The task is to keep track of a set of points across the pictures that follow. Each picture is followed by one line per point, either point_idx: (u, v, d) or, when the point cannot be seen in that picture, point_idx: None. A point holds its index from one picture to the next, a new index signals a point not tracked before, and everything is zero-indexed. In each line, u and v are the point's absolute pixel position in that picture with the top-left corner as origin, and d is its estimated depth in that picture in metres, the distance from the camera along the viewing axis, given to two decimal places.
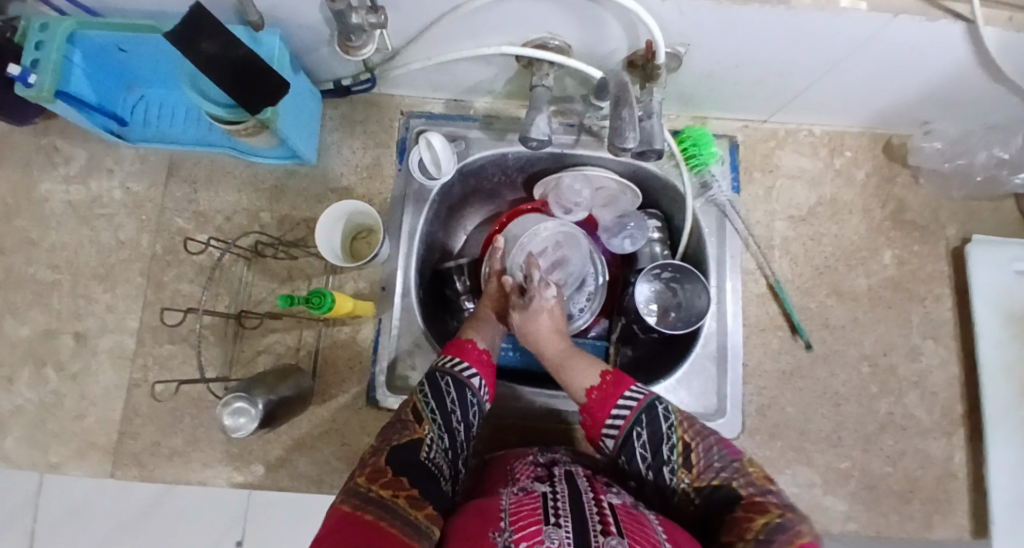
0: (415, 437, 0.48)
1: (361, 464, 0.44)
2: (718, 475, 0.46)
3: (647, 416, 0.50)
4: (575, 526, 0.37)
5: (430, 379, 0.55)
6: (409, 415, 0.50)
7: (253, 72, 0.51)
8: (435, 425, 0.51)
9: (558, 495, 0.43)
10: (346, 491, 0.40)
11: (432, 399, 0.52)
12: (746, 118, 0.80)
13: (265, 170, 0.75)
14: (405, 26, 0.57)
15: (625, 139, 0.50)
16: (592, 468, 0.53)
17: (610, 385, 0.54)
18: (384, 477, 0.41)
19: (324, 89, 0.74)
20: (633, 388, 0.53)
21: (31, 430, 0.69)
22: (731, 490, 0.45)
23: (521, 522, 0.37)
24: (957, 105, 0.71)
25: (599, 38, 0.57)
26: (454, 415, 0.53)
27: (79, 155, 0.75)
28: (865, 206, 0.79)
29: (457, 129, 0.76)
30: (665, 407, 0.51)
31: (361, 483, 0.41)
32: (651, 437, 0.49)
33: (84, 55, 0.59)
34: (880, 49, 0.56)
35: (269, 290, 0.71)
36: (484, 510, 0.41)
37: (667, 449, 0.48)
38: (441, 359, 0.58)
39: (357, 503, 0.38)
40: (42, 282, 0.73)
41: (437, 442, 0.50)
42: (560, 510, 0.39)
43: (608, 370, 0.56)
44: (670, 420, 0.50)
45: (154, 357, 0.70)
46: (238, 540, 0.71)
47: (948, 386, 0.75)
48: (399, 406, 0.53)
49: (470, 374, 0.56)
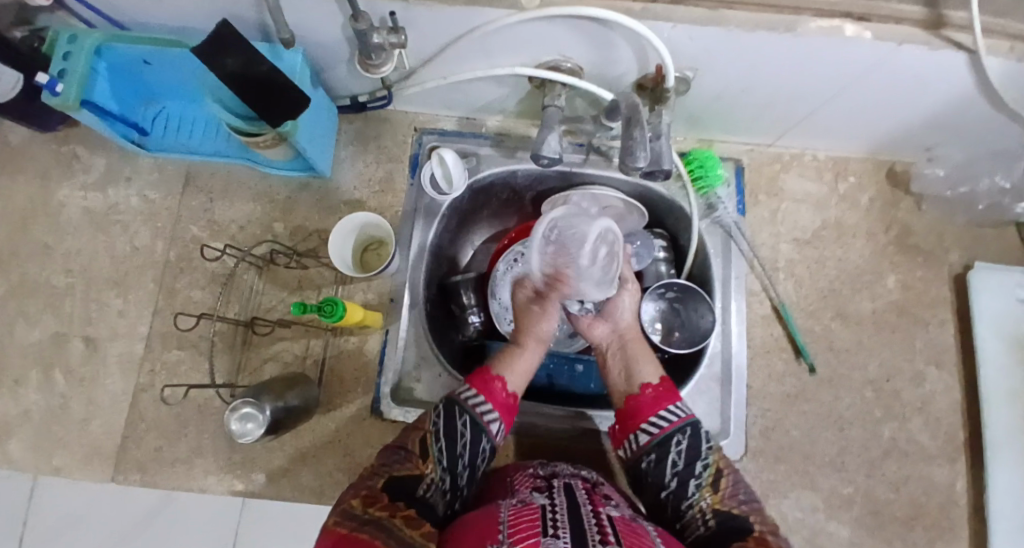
0: (415, 472, 0.49)
1: (356, 487, 0.45)
2: (739, 505, 0.48)
3: (690, 429, 0.54)
4: (575, 536, 0.37)
5: (447, 413, 0.54)
6: (415, 447, 0.52)
7: (274, 87, 0.53)
8: (439, 464, 0.51)
9: (558, 507, 0.43)
10: (340, 513, 0.41)
11: (444, 438, 0.52)
12: (751, 142, 0.82)
13: (280, 182, 0.76)
14: (423, 47, 0.60)
15: (636, 158, 0.50)
16: (593, 482, 0.53)
17: (663, 391, 0.58)
18: (379, 502, 0.42)
19: (341, 105, 0.76)
20: (667, 408, 0.56)
21: (34, 434, 0.69)
22: (747, 518, 0.47)
23: (519, 534, 0.37)
24: (959, 134, 0.73)
25: (610, 61, 0.59)
26: (461, 454, 0.52)
27: (99, 162, 0.77)
28: (869, 231, 0.81)
29: (468, 147, 0.78)
30: (706, 432, 0.55)
31: (355, 505, 0.42)
32: (690, 449, 0.52)
33: (108, 67, 0.61)
34: (886, 75, 0.58)
35: (279, 299, 0.71)
36: (483, 521, 0.41)
37: (700, 467, 0.51)
38: (463, 387, 0.58)
39: (354, 524, 0.39)
40: (55, 287, 0.74)
41: (437, 484, 0.50)
42: (559, 522, 0.39)
43: (649, 384, 0.59)
44: (710, 444, 0.53)
45: (163, 363, 0.70)
46: None
47: (952, 412, 0.75)
48: (409, 431, 0.54)
49: (488, 413, 0.56)
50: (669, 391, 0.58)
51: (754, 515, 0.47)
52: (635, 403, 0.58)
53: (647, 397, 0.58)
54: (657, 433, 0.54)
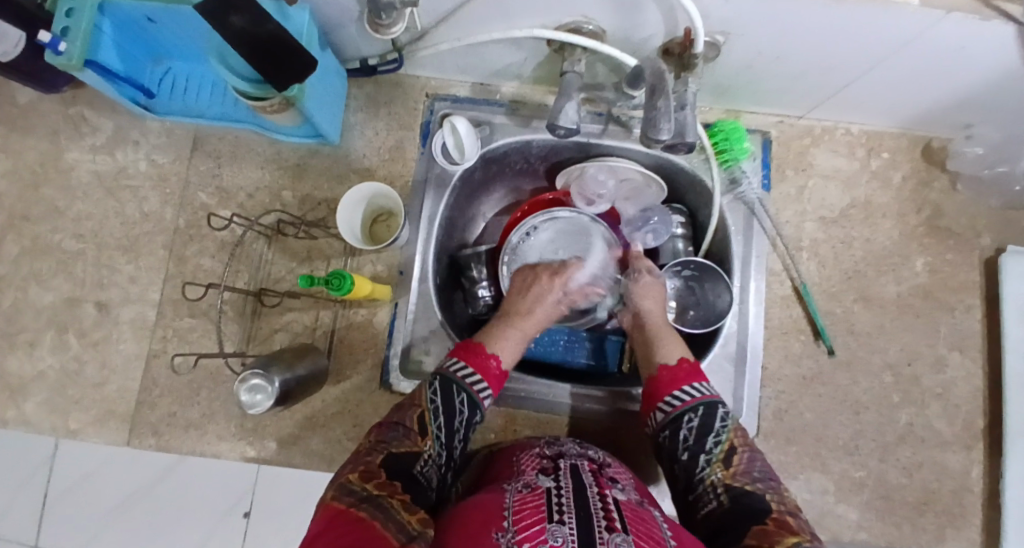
0: (414, 449, 0.50)
1: (354, 462, 0.46)
2: (753, 481, 0.48)
3: (704, 408, 0.55)
4: (581, 523, 0.37)
5: (445, 391, 0.56)
6: (414, 424, 0.53)
7: (283, 48, 0.50)
8: (436, 441, 0.53)
9: (564, 490, 0.42)
10: (338, 488, 0.41)
11: (441, 414, 0.54)
12: (781, 113, 0.77)
13: (288, 149, 0.74)
14: (436, 6, 0.56)
15: (659, 131, 0.47)
16: (599, 463, 0.53)
17: (684, 371, 0.59)
18: (377, 479, 0.43)
19: (350, 68, 0.72)
20: (685, 387, 0.57)
21: (52, 395, 0.71)
22: (761, 493, 0.47)
23: (525, 523, 0.37)
24: (1005, 111, 0.68)
25: (636, 23, 0.55)
26: (459, 430, 0.55)
27: (105, 125, 0.76)
28: (899, 210, 0.77)
29: (482, 114, 0.75)
30: (724, 411, 0.55)
31: (353, 480, 0.42)
32: (701, 426, 0.53)
33: (113, 24, 0.58)
34: (933, 46, 0.53)
35: (288, 269, 0.71)
36: (487, 506, 0.41)
37: (712, 442, 0.52)
38: (447, 361, 0.60)
39: (351, 500, 0.40)
40: (66, 251, 0.74)
41: (435, 459, 0.52)
42: (564, 506, 0.39)
43: (667, 364, 0.60)
44: (726, 422, 0.54)
45: (175, 329, 0.71)
46: (246, 511, 0.71)
47: (972, 400, 0.73)
48: (405, 405, 0.55)
49: (481, 389, 0.58)
50: (690, 371, 0.58)
51: (768, 491, 0.47)
52: (654, 382, 0.59)
53: (665, 377, 0.59)
54: (676, 408, 0.55)
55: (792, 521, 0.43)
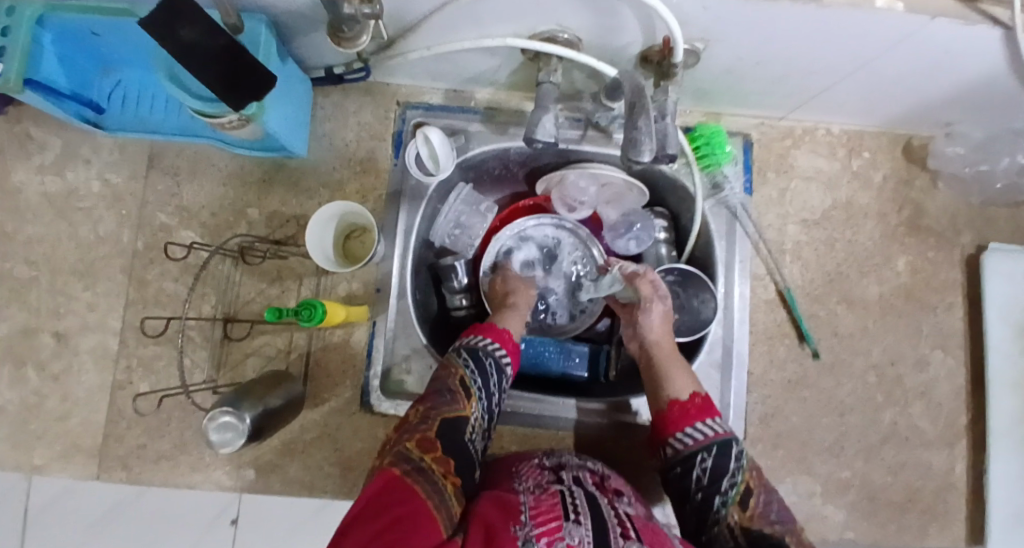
0: (464, 413, 0.49)
1: (410, 431, 0.44)
2: (771, 525, 0.47)
3: (718, 448, 0.52)
4: (597, 526, 0.36)
5: (475, 356, 0.56)
6: (458, 387, 0.51)
7: (237, 65, 0.47)
8: (479, 403, 0.52)
9: (575, 494, 0.41)
10: (397, 454, 0.40)
11: (478, 375, 0.54)
12: (762, 114, 0.76)
13: (253, 163, 0.71)
14: (402, 14, 0.52)
15: (640, 151, 0.46)
16: (601, 475, 0.52)
17: (695, 407, 0.56)
18: (434, 451, 0.42)
19: (315, 76, 0.69)
20: (697, 424, 0.54)
21: (13, 431, 0.67)
22: (782, 538, 0.46)
23: (542, 517, 0.35)
24: (985, 110, 0.67)
25: (612, 31, 0.53)
26: (494, 393, 0.55)
27: (53, 142, 0.71)
28: (881, 210, 0.76)
29: (456, 122, 0.72)
30: (740, 449, 0.52)
31: (411, 449, 0.41)
32: (716, 468, 0.51)
33: (53, 39, 0.54)
34: (919, 49, 0.52)
35: (257, 290, 0.68)
36: (501, 502, 0.39)
37: (727, 484, 0.50)
38: (468, 338, 0.60)
39: (408, 468, 0.38)
40: (18, 279, 0.69)
41: (478, 421, 0.51)
42: (579, 508, 0.38)
43: (678, 400, 0.57)
44: (741, 462, 0.51)
45: (139, 358, 0.67)
46: (232, 520, 0.68)
47: (954, 397, 0.74)
48: (443, 372, 0.53)
49: (503, 356, 0.59)
50: (702, 407, 0.56)
51: (786, 535, 0.46)
52: (663, 418, 0.57)
53: (676, 414, 0.56)
54: (686, 449, 0.53)
55: None
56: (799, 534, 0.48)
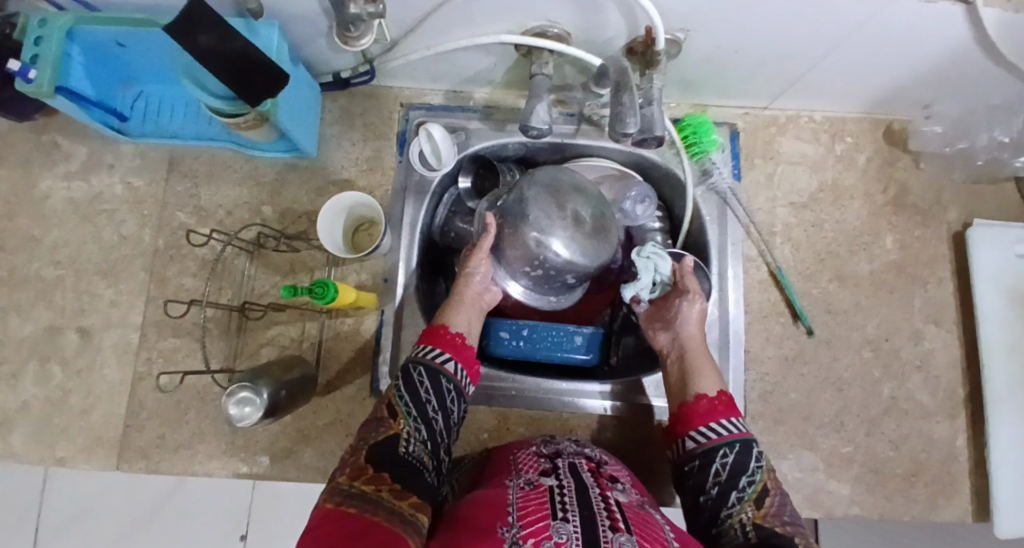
0: (392, 432, 0.50)
1: (341, 466, 0.47)
2: (783, 525, 0.49)
3: (740, 446, 0.54)
4: (584, 519, 0.38)
5: (405, 373, 0.57)
6: (384, 412, 0.53)
7: (252, 66, 0.51)
8: (410, 418, 0.53)
9: (566, 489, 0.43)
10: (329, 491, 0.43)
11: (407, 394, 0.54)
12: (746, 105, 0.80)
13: (266, 164, 0.75)
14: (403, 16, 0.57)
15: (626, 124, 0.49)
16: (596, 462, 0.54)
17: (721, 403, 0.58)
18: (365, 474, 0.45)
19: (323, 81, 0.73)
20: (720, 421, 0.56)
21: (37, 426, 0.69)
22: (792, 538, 0.48)
23: (529, 518, 0.38)
24: (958, 89, 0.71)
25: (599, 25, 0.57)
26: (430, 408, 0.54)
27: (79, 151, 0.75)
28: (866, 191, 0.79)
29: (457, 120, 0.77)
30: (759, 452, 0.55)
31: (343, 481, 0.44)
32: (736, 464, 0.53)
33: (83, 51, 0.59)
34: (881, 29, 0.56)
35: (271, 283, 0.71)
36: (489, 504, 0.41)
37: (745, 481, 0.52)
38: (417, 349, 0.60)
39: (341, 500, 0.42)
40: (45, 279, 0.73)
41: (414, 435, 0.51)
42: (568, 504, 0.40)
43: (705, 394, 0.59)
44: (760, 463, 0.54)
45: (159, 351, 0.70)
46: (243, 536, 0.71)
47: (951, 369, 0.76)
48: (375, 403, 0.55)
49: (447, 361, 0.59)
50: (727, 405, 0.58)
51: (797, 536, 0.48)
52: (687, 410, 0.59)
53: (701, 407, 0.58)
54: (705, 443, 0.55)
55: None
56: (810, 538, 0.49)
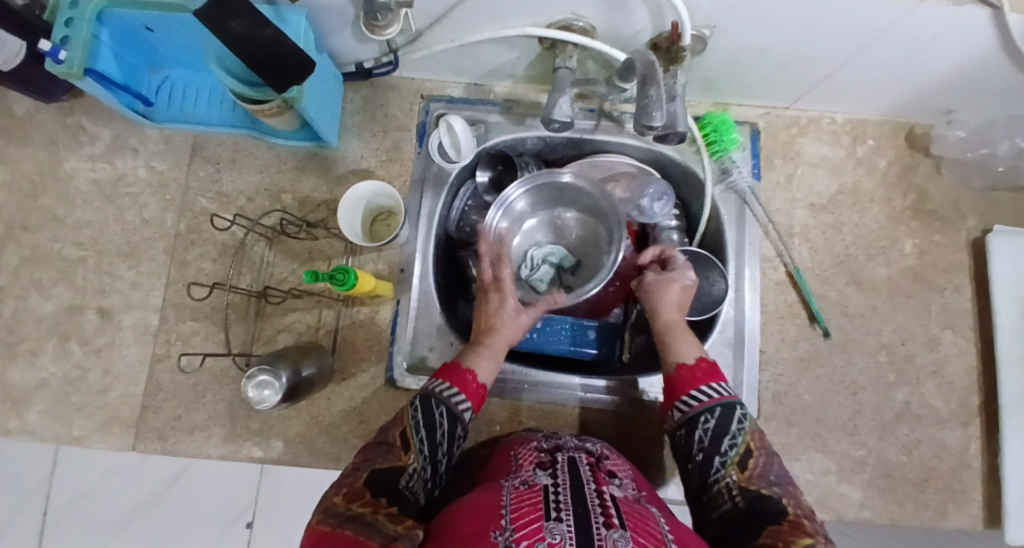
0: (399, 464, 0.46)
1: (339, 485, 0.43)
2: (770, 486, 0.47)
3: (721, 410, 0.51)
4: (579, 519, 0.34)
5: (423, 404, 0.51)
6: (397, 440, 0.48)
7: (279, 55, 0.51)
8: (420, 455, 0.48)
9: (562, 487, 0.40)
10: (324, 512, 0.39)
11: (423, 428, 0.49)
12: (767, 105, 0.79)
13: (287, 152, 0.75)
14: (430, 8, 0.57)
15: (652, 118, 0.50)
16: (597, 458, 0.51)
17: (702, 370, 0.55)
18: (363, 498, 0.40)
19: (346, 71, 0.74)
20: (702, 388, 0.54)
21: (56, 404, 0.70)
22: (779, 500, 0.45)
23: (522, 520, 0.34)
24: (983, 95, 0.71)
25: (625, 19, 0.57)
26: (441, 447, 0.49)
27: (104, 133, 0.76)
28: (886, 195, 0.79)
29: (477, 113, 0.77)
30: (742, 412, 0.52)
31: (339, 503, 0.40)
32: (717, 429, 0.50)
33: (111, 34, 0.59)
34: (904, 34, 0.55)
35: (290, 269, 0.71)
36: (479, 508, 0.38)
37: (727, 444, 0.50)
38: (432, 383, 0.54)
39: (335, 522, 0.37)
40: (67, 259, 0.74)
41: (420, 472, 0.47)
42: (562, 504, 0.36)
43: (685, 364, 0.57)
44: (743, 425, 0.51)
45: (178, 333, 0.71)
46: (248, 523, 0.71)
47: (966, 376, 0.75)
48: (388, 427, 0.50)
49: (460, 404, 0.53)
50: (709, 371, 0.55)
51: (786, 497, 0.45)
52: (670, 381, 0.56)
53: (683, 378, 0.56)
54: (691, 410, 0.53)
55: (806, 525, 0.42)
56: (798, 496, 0.47)
